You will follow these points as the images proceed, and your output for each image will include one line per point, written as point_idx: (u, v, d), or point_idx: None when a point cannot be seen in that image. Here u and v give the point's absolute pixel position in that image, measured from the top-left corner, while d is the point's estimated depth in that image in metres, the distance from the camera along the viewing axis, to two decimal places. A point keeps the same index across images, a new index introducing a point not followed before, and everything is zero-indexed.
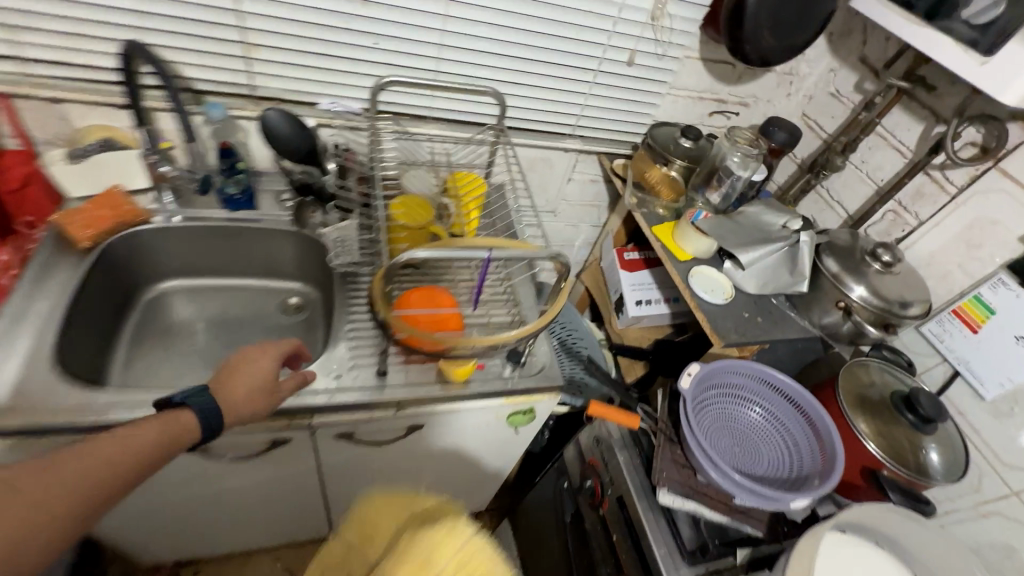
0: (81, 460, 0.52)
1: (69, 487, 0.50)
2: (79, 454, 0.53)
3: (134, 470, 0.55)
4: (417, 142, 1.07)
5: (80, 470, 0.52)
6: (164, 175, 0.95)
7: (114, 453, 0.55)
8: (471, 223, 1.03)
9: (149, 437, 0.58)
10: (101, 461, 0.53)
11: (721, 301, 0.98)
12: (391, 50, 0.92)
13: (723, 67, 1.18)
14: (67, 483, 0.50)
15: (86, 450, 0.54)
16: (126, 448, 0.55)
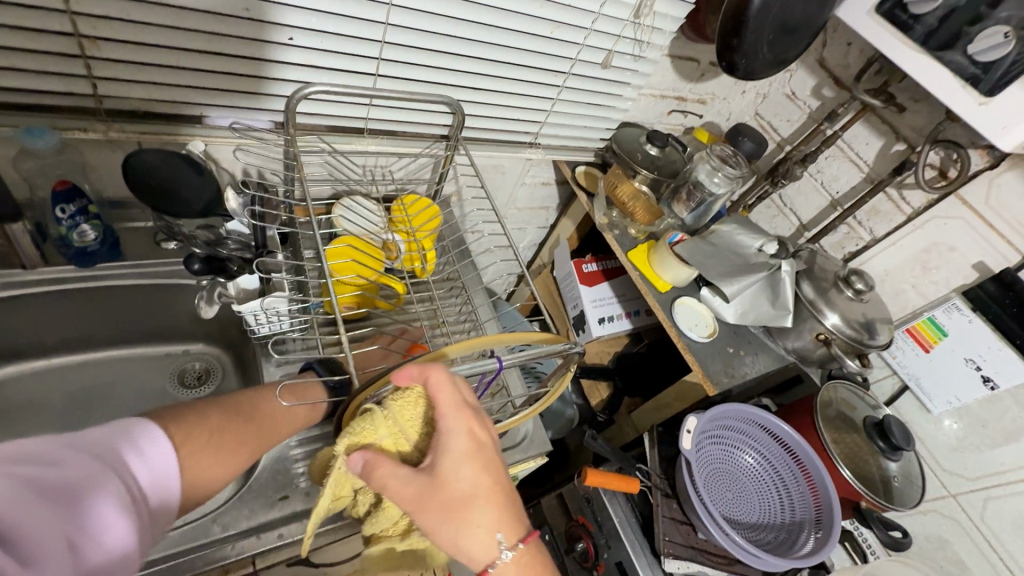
0: (240, 423, 0.54)
1: (218, 437, 0.50)
2: (237, 416, 0.54)
3: (274, 436, 0.58)
4: (348, 160, 0.84)
5: (241, 429, 0.54)
6: None
7: (269, 424, 0.58)
8: (428, 263, 0.84)
9: (285, 421, 0.60)
10: (255, 431, 0.55)
11: (706, 339, 0.94)
12: (314, 50, 0.68)
13: (688, 64, 1.05)
14: (224, 434, 0.51)
15: (238, 411, 0.55)
16: (273, 425, 0.58)
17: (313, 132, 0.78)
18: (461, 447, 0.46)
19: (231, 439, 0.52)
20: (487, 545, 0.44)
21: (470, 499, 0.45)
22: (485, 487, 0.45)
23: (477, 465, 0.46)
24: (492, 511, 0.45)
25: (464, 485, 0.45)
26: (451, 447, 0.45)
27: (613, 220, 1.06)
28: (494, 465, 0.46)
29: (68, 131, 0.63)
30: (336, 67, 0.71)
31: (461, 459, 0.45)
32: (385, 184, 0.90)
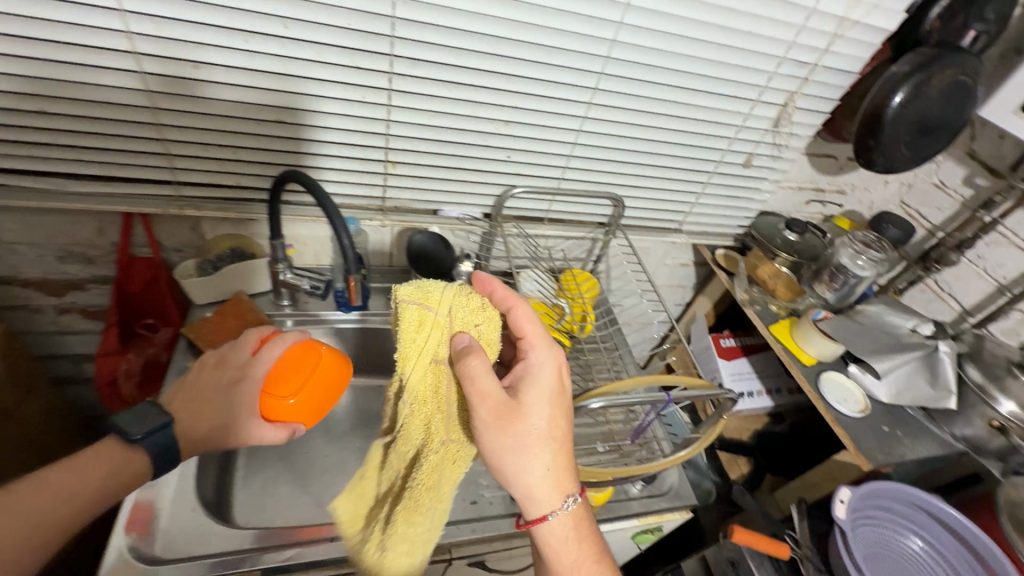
0: (60, 475, 0.55)
1: (36, 508, 0.52)
2: (62, 470, 0.55)
3: (225, 415, 0.63)
4: (531, 241, 1.08)
5: (100, 465, 0.57)
6: (286, 281, 0.90)
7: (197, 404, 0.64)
8: (589, 324, 1.01)
9: (227, 393, 0.64)
10: (104, 466, 0.58)
11: (858, 413, 0.94)
12: (521, 162, 0.95)
13: (826, 160, 1.16)
14: (45, 494, 0.53)
15: (72, 470, 0.56)
16: (207, 401, 0.64)
17: (511, 221, 1.05)
18: (548, 382, 0.61)
19: (59, 499, 0.54)
20: (534, 459, 0.59)
21: (541, 422, 0.60)
22: (557, 420, 0.61)
23: (555, 405, 0.61)
24: (554, 439, 0.60)
25: (538, 412, 0.59)
26: (541, 382, 0.61)
27: (752, 296, 1.15)
28: (563, 405, 0.62)
29: (364, 218, 0.95)
30: (534, 173, 0.97)
31: (543, 389, 0.61)
32: (554, 261, 1.12)
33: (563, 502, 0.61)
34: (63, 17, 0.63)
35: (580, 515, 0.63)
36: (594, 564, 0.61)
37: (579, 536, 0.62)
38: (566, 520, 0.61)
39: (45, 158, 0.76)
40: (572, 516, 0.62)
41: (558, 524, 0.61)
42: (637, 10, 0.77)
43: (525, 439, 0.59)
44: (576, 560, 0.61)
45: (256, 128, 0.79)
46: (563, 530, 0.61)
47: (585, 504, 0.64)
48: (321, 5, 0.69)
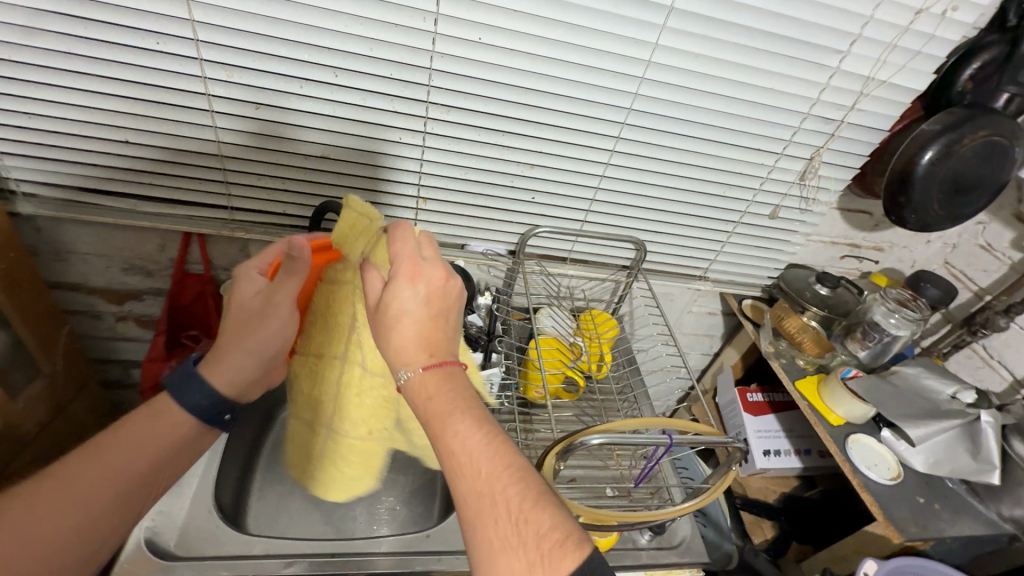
0: (122, 446, 0.59)
1: (114, 478, 0.58)
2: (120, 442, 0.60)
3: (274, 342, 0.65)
4: (553, 280, 1.11)
5: (161, 428, 0.62)
6: None
7: (248, 348, 0.64)
8: (606, 365, 1.01)
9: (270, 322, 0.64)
10: (169, 425, 0.62)
11: (890, 481, 0.89)
12: (545, 203, 0.99)
13: (860, 216, 1.14)
14: (115, 465, 0.59)
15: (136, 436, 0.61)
16: (247, 343, 0.64)
17: (534, 258, 1.08)
18: (416, 293, 0.54)
19: (131, 470, 0.59)
20: (401, 367, 0.52)
21: (399, 321, 0.54)
22: (414, 317, 0.54)
23: (418, 302, 0.54)
24: (406, 331, 0.53)
25: (398, 305, 0.54)
26: (401, 294, 0.54)
27: (780, 349, 1.12)
28: (434, 307, 0.55)
29: None
30: (558, 215, 1.01)
31: (412, 299, 0.54)
32: (575, 300, 1.14)
33: (435, 405, 0.50)
34: (153, 64, 0.75)
35: (472, 417, 0.49)
36: (510, 492, 0.44)
37: (481, 453, 0.46)
38: (457, 429, 0.48)
39: (121, 181, 0.87)
40: (451, 426, 0.48)
41: (451, 434, 0.47)
42: (659, 66, 0.82)
43: (390, 347, 0.53)
44: (481, 475, 0.45)
45: (304, 162, 0.88)
46: (457, 439, 0.47)
47: (479, 407, 0.50)
48: (368, 57, 0.78)
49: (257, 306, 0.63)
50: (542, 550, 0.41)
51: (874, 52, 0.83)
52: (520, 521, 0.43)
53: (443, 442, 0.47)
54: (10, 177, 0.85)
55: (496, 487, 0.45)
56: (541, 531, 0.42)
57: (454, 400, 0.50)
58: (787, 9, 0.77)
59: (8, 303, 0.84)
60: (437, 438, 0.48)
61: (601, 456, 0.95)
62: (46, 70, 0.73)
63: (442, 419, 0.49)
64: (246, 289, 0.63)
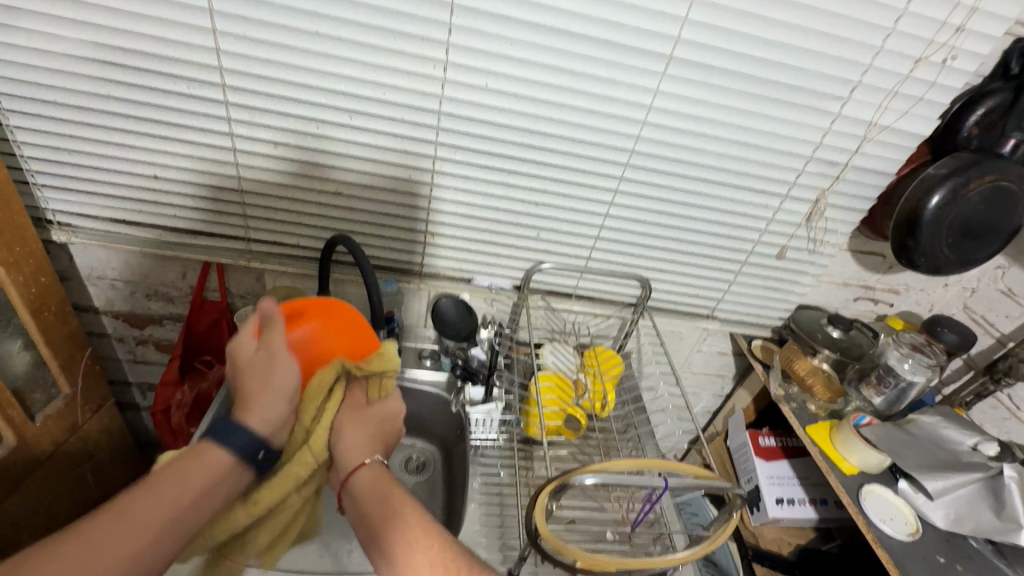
0: (162, 487, 0.54)
1: (157, 506, 0.52)
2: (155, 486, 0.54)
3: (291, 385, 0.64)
4: (558, 315, 1.11)
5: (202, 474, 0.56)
6: None
7: (271, 392, 0.63)
8: (609, 403, 1.00)
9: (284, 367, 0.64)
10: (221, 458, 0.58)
11: (906, 536, 0.84)
12: (550, 240, 1.01)
13: (873, 258, 1.12)
14: (152, 509, 0.52)
15: (177, 479, 0.55)
16: (270, 390, 0.62)
17: (538, 293, 1.09)
18: (380, 413, 0.73)
19: (169, 512, 0.53)
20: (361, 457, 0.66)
21: (360, 429, 0.70)
22: (376, 424, 0.72)
23: (381, 415, 0.73)
24: (361, 431, 0.69)
25: (384, 412, 0.73)
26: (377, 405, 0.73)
27: (790, 393, 1.08)
28: (387, 417, 0.73)
29: (403, 281, 1.04)
30: (563, 251, 1.03)
31: (382, 408, 0.73)
32: (580, 337, 1.14)
33: (379, 490, 0.61)
34: (184, 106, 0.81)
35: (404, 507, 0.58)
36: (448, 568, 0.53)
37: (409, 536, 0.55)
38: (393, 520, 0.57)
39: (143, 211, 0.92)
40: (397, 509, 0.58)
41: (388, 525, 0.57)
42: (660, 110, 0.85)
43: (353, 441, 0.68)
44: (415, 558, 0.54)
45: (319, 197, 0.92)
46: (391, 524, 0.57)
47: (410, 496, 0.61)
48: (381, 101, 0.82)
49: (263, 361, 0.63)
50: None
51: (875, 98, 0.84)
52: None
53: (385, 522, 0.57)
54: (49, 208, 0.91)
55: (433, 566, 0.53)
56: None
57: (393, 493, 0.61)
58: (784, 57, 0.79)
59: (36, 325, 0.89)
60: (377, 526, 0.57)
61: (600, 497, 0.92)
62: (89, 111, 0.80)
63: (384, 514, 0.58)
64: (247, 347, 0.64)
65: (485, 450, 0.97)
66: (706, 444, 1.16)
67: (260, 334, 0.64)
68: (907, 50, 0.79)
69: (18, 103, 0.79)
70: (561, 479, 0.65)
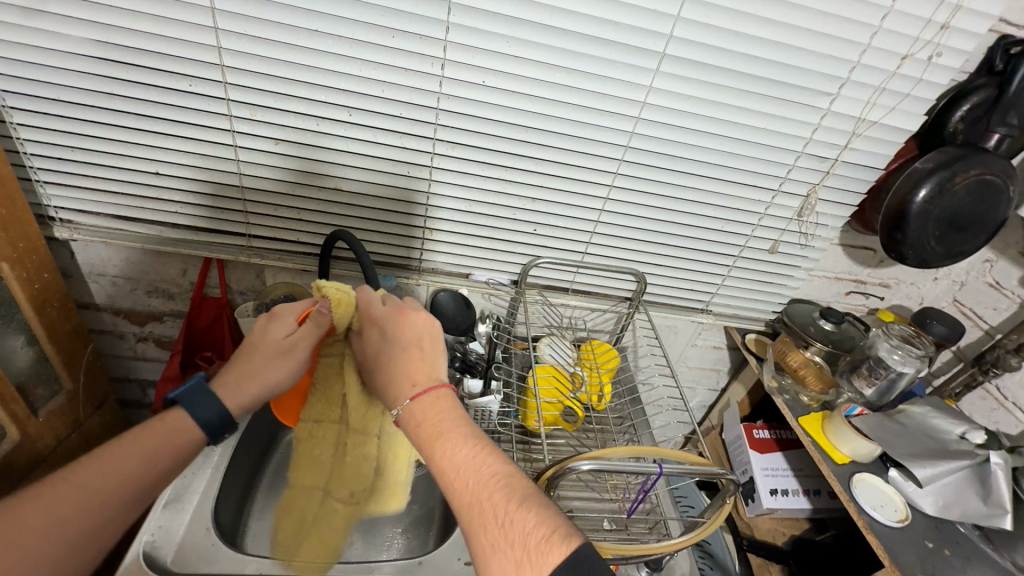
0: (127, 457, 0.58)
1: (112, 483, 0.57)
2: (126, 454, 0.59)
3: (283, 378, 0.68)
4: (556, 309, 1.13)
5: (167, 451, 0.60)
6: None
7: (260, 373, 0.66)
8: (606, 395, 1.02)
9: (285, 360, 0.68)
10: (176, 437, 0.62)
11: (897, 522, 0.86)
12: (547, 235, 1.03)
13: (864, 252, 1.14)
14: (112, 477, 0.57)
15: (143, 448, 0.59)
16: (265, 375, 0.66)
17: (535, 288, 1.11)
18: (406, 339, 0.66)
19: (129, 480, 0.58)
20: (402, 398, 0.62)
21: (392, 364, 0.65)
22: (403, 359, 0.65)
23: (406, 347, 0.65)
24: (400, 373, 0.64)
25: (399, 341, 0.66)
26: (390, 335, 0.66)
27: (783, 384, 1.11)
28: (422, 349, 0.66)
29: (402, 277, 1.05)
30: (559, 246, 1.05)
31: (403, 341, 0.65)
32: (577, 331, 1.15)
33: (430, 420, 0.59)
34: (185, 104, 0.82)
35: (458, 439, 0.57)
36: (500, 498, 0.52)
37: (466, 470, 0.55)
38: (447, 450, 0.57)
39: (146, 209, 0.93)
40: (439, 441, 0.58)
41: (444, 456, 0.56)
42: (653, 107, 0.87)
43: (390, 383, 0.65)
44: (470, 489, 0.54)
45: (319, 193, 0.94)
46: (448, 453, 0.56)
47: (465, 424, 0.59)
48: (380, 98, 0.84)
49: (280, 349, 0.67)
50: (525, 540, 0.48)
51: (863, 95, 0.86)
52: (509, 520, 0.50)
53: (432, 455, 0.57)
54: (51, 205, 0.92)
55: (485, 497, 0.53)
56: (529, 529, 0.49)
57: (447, 421, 0.59)
58: (774, 55, 0.81)
59: (38, 322, 0.90)
60: (430, 455, 0.57)
61: (597, 487, 0.94)
62: (92, 109, 0.82)
63: (437, 442, 0.57)
64: (279, 334, 0.68)
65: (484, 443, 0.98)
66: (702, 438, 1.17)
67: (274, 327, 0.68)
68: (894, 48, 0.81)
69: (22, 101, 0.80)
70: (557, 467, 0.66)
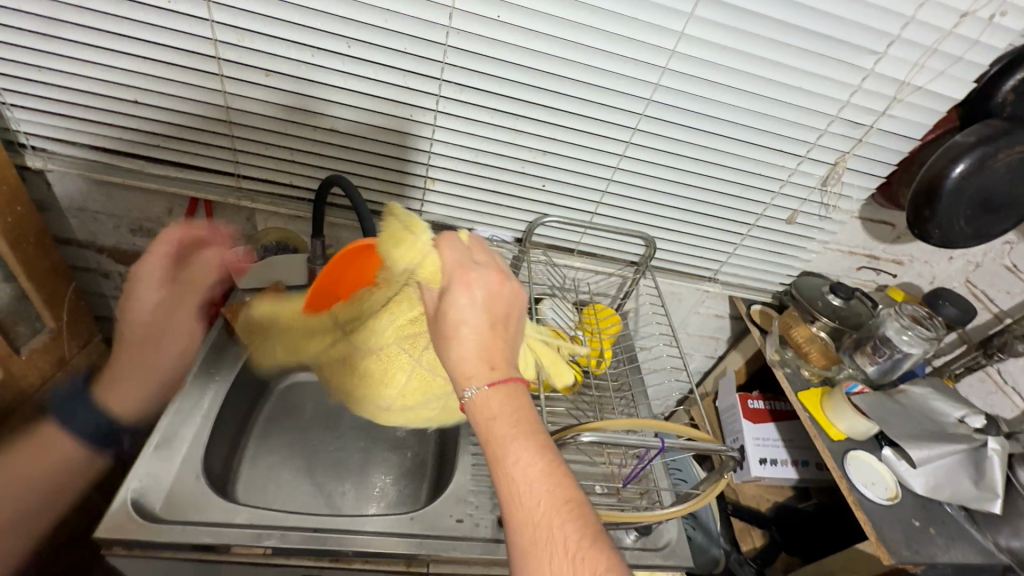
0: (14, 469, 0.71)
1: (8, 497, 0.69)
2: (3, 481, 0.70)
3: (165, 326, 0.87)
4: (558, 270, 1.09)
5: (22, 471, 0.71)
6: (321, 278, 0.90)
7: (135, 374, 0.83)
8: (607, 359, 0.99)
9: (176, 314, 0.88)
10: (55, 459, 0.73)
11: (886, 500, 0.86)
12: (555, 192, 0.97)
13: (882, 227, 1.09)
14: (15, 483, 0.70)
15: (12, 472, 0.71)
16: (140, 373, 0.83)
17: (541, 248, 1.07)
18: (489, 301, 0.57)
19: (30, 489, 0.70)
20: (471, 379, 0.53)
21: (463, 332, 0.55)
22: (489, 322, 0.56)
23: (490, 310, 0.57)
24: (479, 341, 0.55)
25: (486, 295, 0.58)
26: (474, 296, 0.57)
27: (785, 357, 1.09)
28: (498, 312, 0.57)
29: None
30: (567, 205, 0.99)
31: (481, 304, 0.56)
32: (579, 293, 1.12)
33: (494, 422, 0.52)
34: (165, 23, 0.73)
35: (530, 458, 0.50)
36: (572, 532, 0.47)
37: (527, 484, 0.49)
38: (509, 463, 0.50)
39: (125, 140, 0.86)
40: (508, 450, 0.50)
41: (503, 467, 0.50)
42: (683, 57, 0.79)
43: (461, 349, 0.55)
44: (532, 514, 0.48)
45: (315, 133, 0.87)
46: (508, 465, 0.50)
47: (539, 432, 0.52)
48: (383, 29, 0.75)
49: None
50: (575, 560, 0.46)
51: (912, 55, 0.78)
52: (581, 560, 0.46)
53: (499, 458, 0.50)
54: (20, 130, 0.84)
55: (551, 525, 0.47)
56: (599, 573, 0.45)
57: (514, 431, 0.51)
58: (821, 2, 0.73)
59: (15, 256, 0.85)
60: (494, 458, 0.51)
61: (591, 451, 0.93)
62: (58, 23, 0.73)
63: (498, 448, 0.51)
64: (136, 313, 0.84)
65: None
66: (700, 402, 1.14)
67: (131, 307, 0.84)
68: (955, 3, 0.73)
69: None
70: (557, 438, 0.64)
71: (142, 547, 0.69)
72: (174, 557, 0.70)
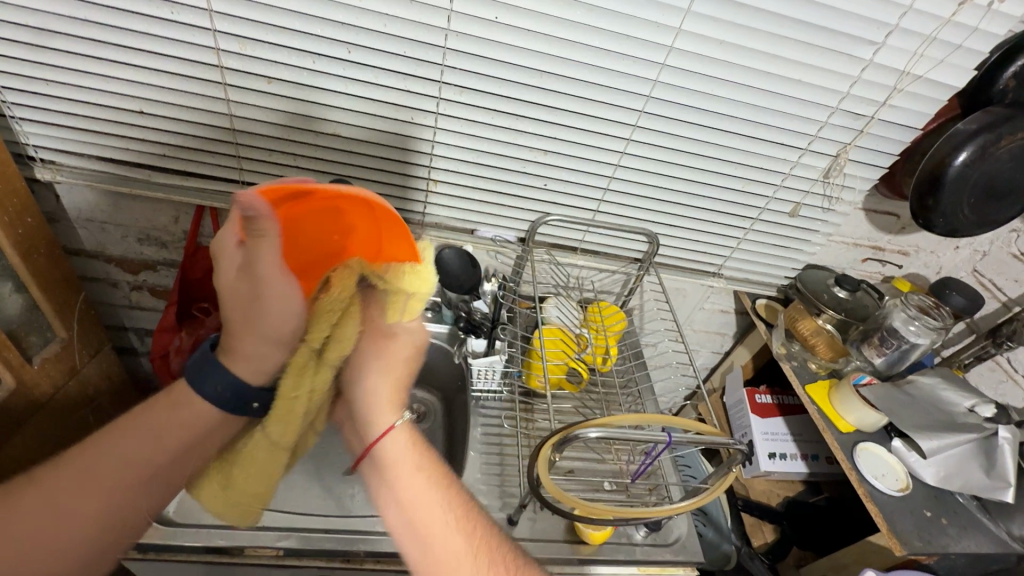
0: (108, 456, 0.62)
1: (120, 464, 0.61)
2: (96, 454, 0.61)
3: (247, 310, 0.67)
4: (562, 269, 1.10)
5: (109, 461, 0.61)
6: None
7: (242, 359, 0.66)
8: (613, 356, 1.00)
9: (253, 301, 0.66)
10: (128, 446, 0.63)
11: (897, 492, 0.86)
12: (556, 191, 0.98)
13: (886, 218, 1.09)
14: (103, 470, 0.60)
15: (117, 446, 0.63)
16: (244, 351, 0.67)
17: (544, 247, 1.07)
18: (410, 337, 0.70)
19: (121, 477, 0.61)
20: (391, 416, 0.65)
21: (383, 366, 0.68)
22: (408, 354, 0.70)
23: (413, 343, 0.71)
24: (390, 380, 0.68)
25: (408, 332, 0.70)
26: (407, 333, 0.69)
27: (791, 351, 1.09)
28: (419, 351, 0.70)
29: None
30: (570, 204, 1.00)
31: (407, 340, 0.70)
32: (583, 291, 1.12)
33: (400, 459, 0.62)
34: (169, 34, 0.74)
35: (436, 482, 0.61)
36: (479, 541, 0.58)
37: (440, 512, 0.59)
38: (420, 494, 0.60)
39: (132, 150, 0.87)
40: (416, 477, 0.61)
41: (414, 500, 0.59)
42: (681, 53, 0.79)
43: (378, 384, 0.67)
44: (442, 539, 0.57)
45: (318, 139, 0.87)
46: (417, 497, 0.59)
47: (438, 463, 0.64)
48: (383, 33, 0.76)
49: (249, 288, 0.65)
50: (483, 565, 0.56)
51: (912, 45, 0.78)
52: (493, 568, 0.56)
53: (406, 489, 0.60)
54: (29, 143, 0.85)
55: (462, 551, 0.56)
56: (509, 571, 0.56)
57: (420, 460, 0.62)
58: None
59: (26, 267, 0.86)
60: (403, 489, 0.60)
61: (598, 449, 0.93)
62: (64, 37, 0.74)
63: (407, 477, 0.61)
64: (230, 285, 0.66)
65: (485, 402, 0.98)
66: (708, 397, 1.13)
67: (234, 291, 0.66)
68: None
69: None
70: (563, 434, 0.65)
71: (156, 551, 0.70)
72: (188, 560, 0.71)
